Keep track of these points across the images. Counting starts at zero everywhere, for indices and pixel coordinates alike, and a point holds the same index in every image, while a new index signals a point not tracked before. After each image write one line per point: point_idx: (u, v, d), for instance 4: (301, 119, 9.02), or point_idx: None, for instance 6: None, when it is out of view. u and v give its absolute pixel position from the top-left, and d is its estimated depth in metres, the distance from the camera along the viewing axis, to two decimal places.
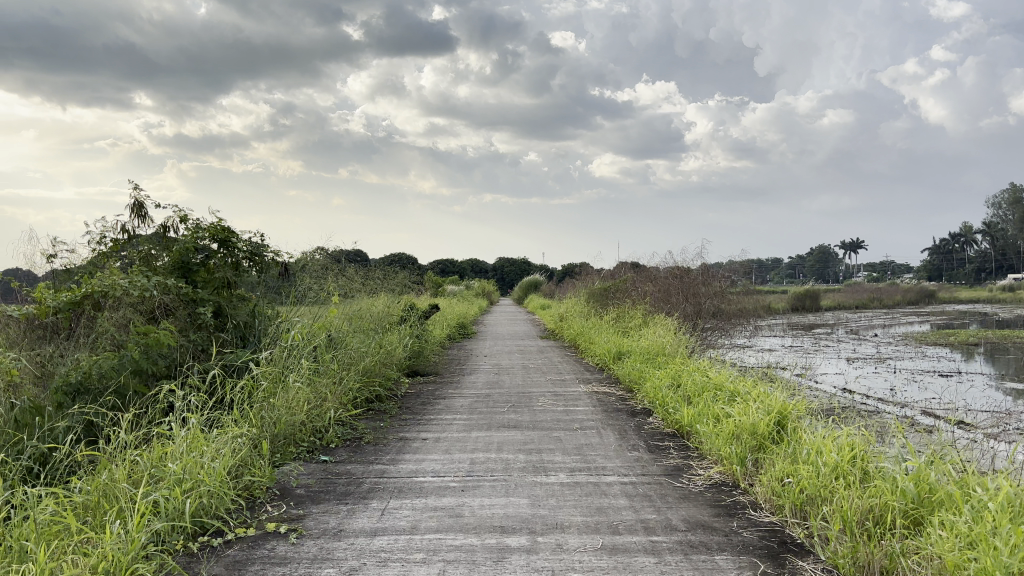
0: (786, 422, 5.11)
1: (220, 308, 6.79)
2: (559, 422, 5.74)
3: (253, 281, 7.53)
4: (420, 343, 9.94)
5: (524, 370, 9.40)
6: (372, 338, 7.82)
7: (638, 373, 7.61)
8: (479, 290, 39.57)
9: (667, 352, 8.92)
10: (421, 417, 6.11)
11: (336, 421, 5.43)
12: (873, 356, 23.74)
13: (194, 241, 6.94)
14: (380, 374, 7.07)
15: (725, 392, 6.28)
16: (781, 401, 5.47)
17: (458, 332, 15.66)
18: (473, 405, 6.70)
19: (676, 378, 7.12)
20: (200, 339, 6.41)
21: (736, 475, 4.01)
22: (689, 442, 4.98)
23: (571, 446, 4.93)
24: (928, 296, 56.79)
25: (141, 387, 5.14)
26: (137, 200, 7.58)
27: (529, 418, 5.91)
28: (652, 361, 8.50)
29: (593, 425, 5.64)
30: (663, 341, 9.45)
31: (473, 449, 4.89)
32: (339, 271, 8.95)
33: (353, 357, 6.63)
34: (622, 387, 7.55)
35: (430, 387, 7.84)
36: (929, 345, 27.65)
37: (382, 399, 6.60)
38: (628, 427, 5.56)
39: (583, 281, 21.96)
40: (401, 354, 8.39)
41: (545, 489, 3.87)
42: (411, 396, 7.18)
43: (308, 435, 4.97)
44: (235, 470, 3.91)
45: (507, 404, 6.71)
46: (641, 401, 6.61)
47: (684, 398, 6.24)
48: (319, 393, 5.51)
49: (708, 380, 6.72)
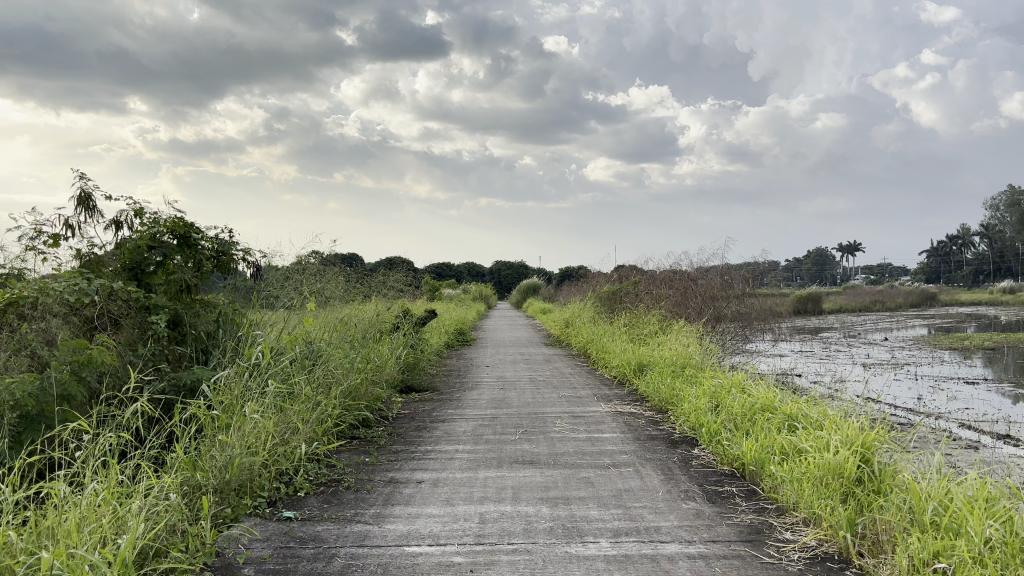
0: (874, 461, 4.05)
1: (178, 318, 5.74)
2: (585, 457, 4.66)
3: (221, 284, 6.47)
4: (416, 354, 8.85)
5: (533, 384, 8.30)
6: (358, 351, 6.75)
7: (671, 390, 6.55)
8: (477, 295, 38.53)
9: (695, 365, 7.87)
10: (415, 450, 5.01)
11: (308, 459, 4.37)
12: (888, 361, 22.70)
13: (149, 238, 5.85)
14: (368, 394, 6.00)
15: (782, 416, 5.22)
16: (861, 431, 4.41)
17: (456, 340, 14.59)
18: (477, 431, 5.61)
19: (717, 398, 6.06)
20: (151, 356, 5.33)
21: (849, 548, 2.96)
22: (759, 489, 3.92)
23: (608, 493, 3.85)
24: (931, 298, 55.91)
25: (64, 418, 4.08)
26: (83, 191, 6.62)
27: (547, 451, 4.83)
28: (680, 376, 7.42)
29: (628, 461, 4.56)
30: (689, 352, 8.40)
31: (481, 498, 3.80)
32: (325, 273, 7.88)
33: (334, 375, 5.56)
34: (650, 406, 6.47)
35: (427, 408, 6.76)
36: (942, 349, 26.64)
37: (369, 427, 5.53)
38: (673, 463, 4.48)
39: (587, 284, 20.93)
40: (392, 368, 7.29)
41: (586, 571, 2.78)
42: (404, 420, 6.09)
43: (270, 482, 3.91)
44: (157, 549, 2.85)
45: (517, 430, 5.62)
46: (679, 426, 5.54)
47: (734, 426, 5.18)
48: (289, 423, 4.46)
49: (760, 401, 5.67)
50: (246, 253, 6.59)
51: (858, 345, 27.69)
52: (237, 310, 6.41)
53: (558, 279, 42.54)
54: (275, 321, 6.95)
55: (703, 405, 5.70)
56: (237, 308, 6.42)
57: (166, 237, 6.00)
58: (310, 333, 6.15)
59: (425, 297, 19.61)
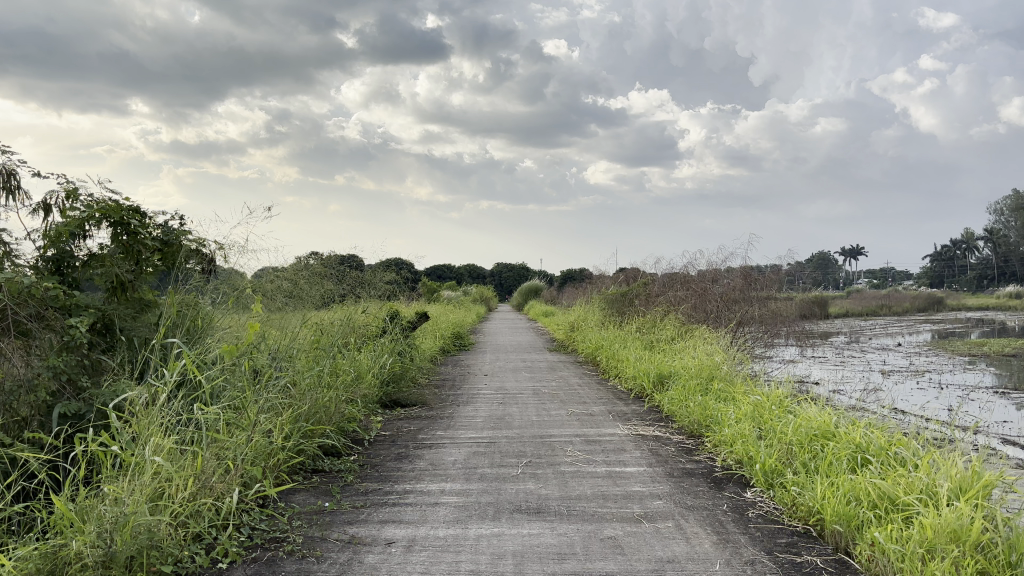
0: (1002, 521, 3.01)
1: (107, 318, 4.66)
2: (609, 504, 3.61)
3: (170, 278, 5.40)
4: (404, 362, 7.78)
5: (537, 398, 7.24)
6: (330, 361, 5.68)
7: (704, 409, 5.49)
8: (477, 296, 37.47)
9: (725, 379, 6.82)
10: (390, 490, 3.95)
11: (243, 508, 3.31)
12: (908, 368, 21.63)
13: (75, 224, 4.75)
14: (338, 414, 4.94)
15: (851, 450, 4.17)
16: (971, 475, 3.36)
17: (452, 344, 13.53)
18: (469, 463, 4.54)
19: (761, 422, 5.01)
20: (66, 367, 4.25)
21: None
22: (851, 561, 2.88)
23: (646, 566, 2.79)
24: (939, 303, 54.91)
25: None
26: (4, 169, 5.54)
27: (559, 495, 3.77)
28: (709, 391, 6.37)
29: (664, 511, 3.51)
30: (715, 362, 7.35)
31: (469, 573, 2.74)
32: (304, 267, 6.82)
33: (292, 395, 4.49)
34: (679, 429, 5.42)
35: (412, 429, 5.69)
36: (961, 356, 25.60)
37: (333, 458, 4.45)
38: (723, 516, 3.42)
39: (592, 286, 19.87)
40: (371, 382, 6.23)
41: None
42: (384, 447, 5.04)
43: (183, 548, 2.85)
44: None
45: (520, 461, 4.55)
46: (720, 457, 4.48)
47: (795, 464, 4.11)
48: (221, 460, 3.39)
49: (819, 427, 4.63)
50: (200, 244, 5.54)
51: (871, 351, 26.63)
52: (190, 308, 5.34)
53: (560, 281, 41.51)
54: (233, 325, 5.88)
55: (748, 430, 4.65)
56: (188, 306, 5.35)
57: (97, 221, 4.93)
58: (270, 337, 5.10)
59: (419, 298, 18.53)
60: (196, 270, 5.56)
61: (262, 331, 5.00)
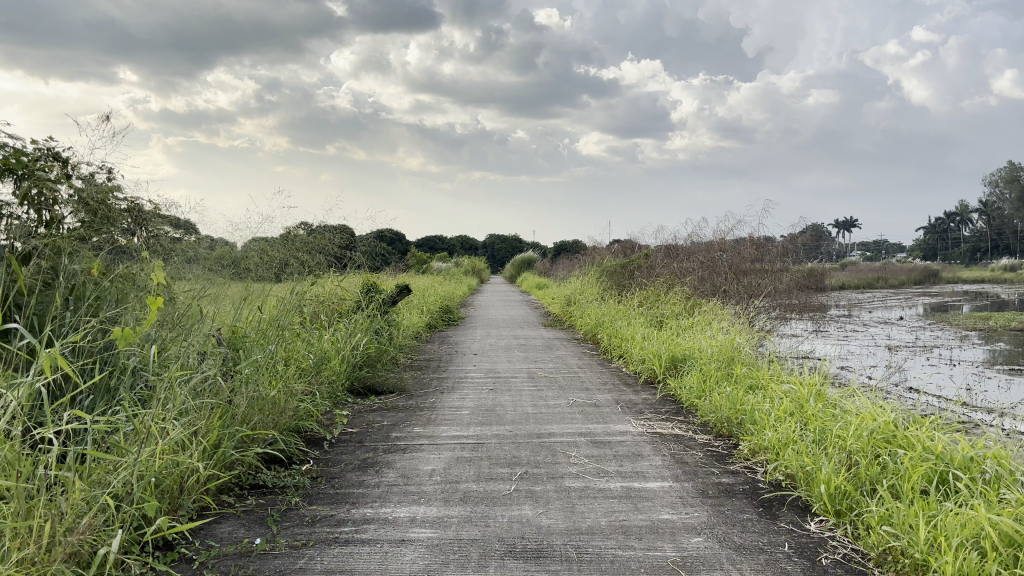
0: None
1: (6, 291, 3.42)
2: (630, 544, 2.71)
3: (128, 247, 4.05)
4: (381, 342, 6.86)
5: (533, 384, 6.33)
6: (284, 347, 4.72)
7: (735, 403, 4.60)
8: (468, 268, 36.56)
9: (748, 364, 5.94)
10: (344, 517, 3.05)
11: (132, 561, 2.41)
12: (913, 342, 20.90)
13: None
14: (289, 411, 4.02)
15: (935, 466, 3.27)
16: None
17: (441, 321, 12.61)
18: (451, 475, 3.64)
19: (805, 422, 4.12)
20: None
21: None
22: None
23: None
24: (935, 275, 54.39)
25: None
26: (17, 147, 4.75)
27: (564, 528, 2.87)
28: (731, 379, 5.49)
29: (707, 556, 2.60)
30: (735, 343, 6.47)
31: None
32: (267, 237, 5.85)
33: (225, 393, 3.54)
34: (703, 427, 4.53)
35: (384, 425, 4.78)
36: (965, 329, 24.94)
37: (277, 470, 3.57)
38: (787, 566, 2.53)
39: (586, 258, 18.95)
40: (336, 369, 5.30)
41: None
42: (347, 450, 4.13)
43: None
44: None
45: (514, 473, 3.65)
46: (763, 470, 3.60)
47: (868, 487, 3.22)
48: (102, 493, 2.48)
49: (885, 433, 3.74)
50: (135, 201, 4.13)
51: (873, 325, 25.89)
52: (144, 279, 4.13)
53: (553, 254, 40.56)
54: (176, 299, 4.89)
55: (797, 434, 3.76)
56: (140, 274, 4.09)
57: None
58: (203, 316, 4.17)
59: (406, 272, 17.58)
60: (153, 236, 4.24)
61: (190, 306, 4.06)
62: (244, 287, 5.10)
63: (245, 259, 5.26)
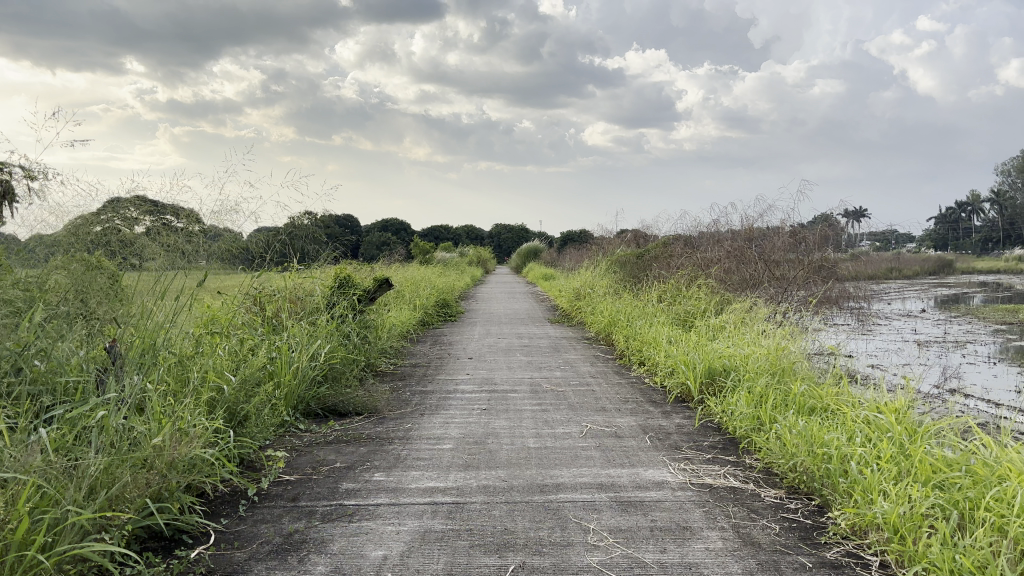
0: None
1: None
2: None
3: None
4: (351, 350, 5.66)
5: (536, 402, 5.11)
6: (193, 371, 3.51)
7: (809, 443, 3.37)
8: (473, 259, 35.32)
9: (808, 380, 4.68)
10: None
11: None
12: (945, 336, 19.60)
13: None
14: (185, 466, 2.80)
15: None
16: None
17: (437, 318, 11.40)
18: (404, 568, 2.41)
19: (917, 477, 2.89)
20: None
21: None
22: None
23: None
24: (952, 265, 53.00)
25: None
26: None
27: None
28: (791, 403, 4.24)
29: None
30: (787, 350, 5.21)
31: None
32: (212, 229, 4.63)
33: (52, 460, 2.32)
34: (768, 478, 3.30)
35: (334, 469, 3.56)
36: (994, 322, 23.57)
37: (144, 566, 2.36)
38: None
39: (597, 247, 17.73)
40: (274, 396, 4.11)
41: None
42: (270, 516, 2.91)
43: None
44: None
45: (502, 567, 2.42)
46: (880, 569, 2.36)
47: None
48: None
49: None
50: None
51: (898, 318, 24.42)
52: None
53: (562, 243, 39.31)
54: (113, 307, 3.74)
55: (925, 507, 2.52)
56: None
57: None
58: (58, 341, 2.96)
59: (403, 263, 16.42)
60: None
61: (34, 326, 2.85)
62: (165, 275, 3.95)
63: (181, 239, 4.09)
